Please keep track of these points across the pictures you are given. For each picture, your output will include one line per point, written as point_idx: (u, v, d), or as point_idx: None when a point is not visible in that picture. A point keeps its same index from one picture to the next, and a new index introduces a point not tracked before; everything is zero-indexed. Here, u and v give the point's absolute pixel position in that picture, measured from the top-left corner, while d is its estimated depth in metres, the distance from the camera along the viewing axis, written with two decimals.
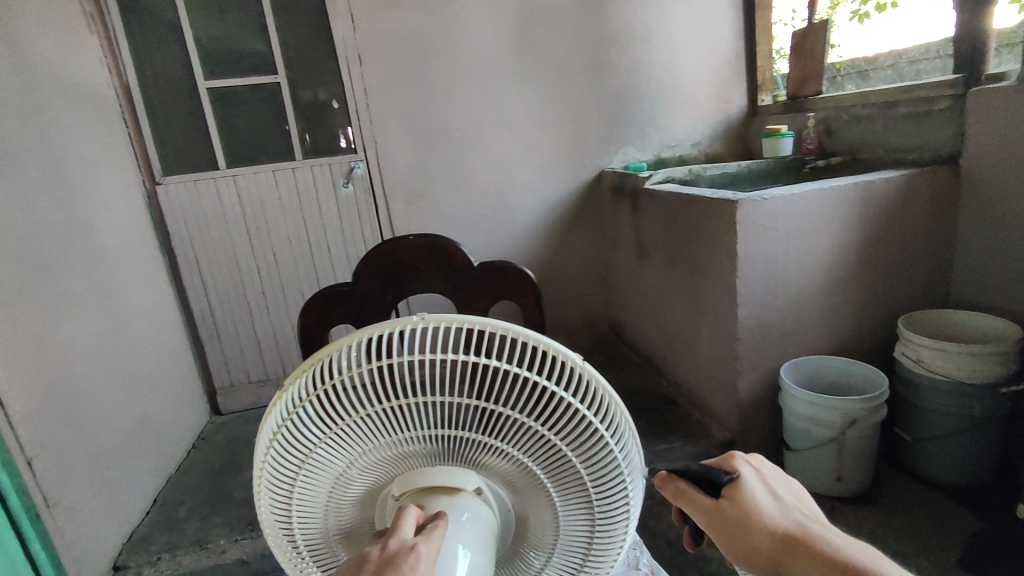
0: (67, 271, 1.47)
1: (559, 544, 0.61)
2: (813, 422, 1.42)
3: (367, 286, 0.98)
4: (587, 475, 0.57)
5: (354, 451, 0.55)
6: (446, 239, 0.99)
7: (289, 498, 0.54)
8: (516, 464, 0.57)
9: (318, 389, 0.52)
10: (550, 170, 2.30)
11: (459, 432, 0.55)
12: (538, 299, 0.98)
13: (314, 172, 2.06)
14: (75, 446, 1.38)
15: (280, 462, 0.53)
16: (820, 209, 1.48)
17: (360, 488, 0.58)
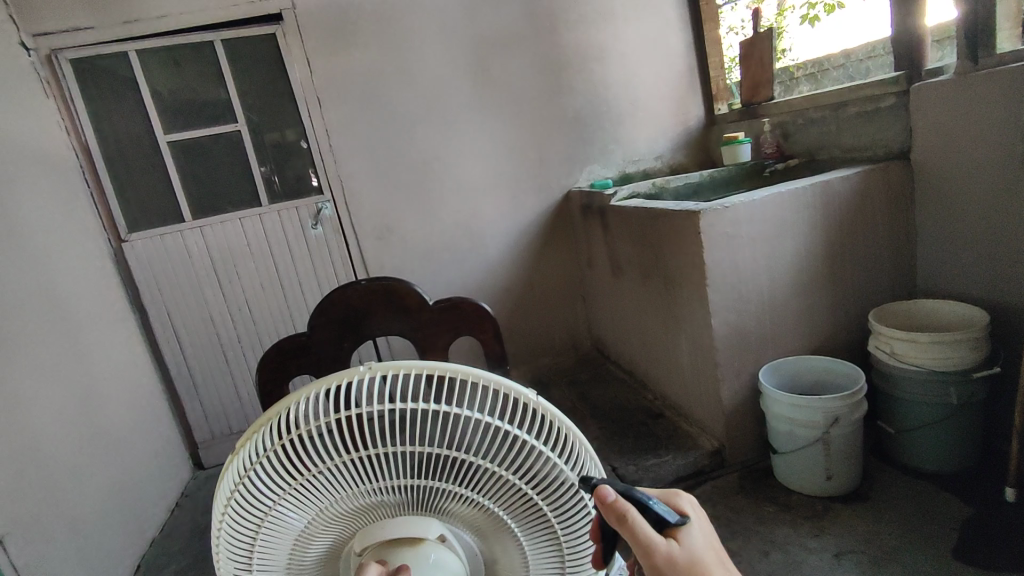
0: (34, 337, 1.44)
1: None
2: (798, 424, 1.42)
3: (323, 336, 0.97)
4: (549, 510, 0.57)
5: (314, 509, 0.54)
6: (398, 280, 0.98)
7: (250, 560, 0.52)
8: (479, 508, 0.56)
9: (273, 446, 0.52)
10: (518, 194, 2.31)
11: (419, 480, 0.54)
12: (496, 331, 0.98)
13: (281, 216, 2.05)
14: (51, 518, 1.34)
15: (235, 525, 0.52)
16: (781, 212, 1.51)
17: (321, 546, 0.56)
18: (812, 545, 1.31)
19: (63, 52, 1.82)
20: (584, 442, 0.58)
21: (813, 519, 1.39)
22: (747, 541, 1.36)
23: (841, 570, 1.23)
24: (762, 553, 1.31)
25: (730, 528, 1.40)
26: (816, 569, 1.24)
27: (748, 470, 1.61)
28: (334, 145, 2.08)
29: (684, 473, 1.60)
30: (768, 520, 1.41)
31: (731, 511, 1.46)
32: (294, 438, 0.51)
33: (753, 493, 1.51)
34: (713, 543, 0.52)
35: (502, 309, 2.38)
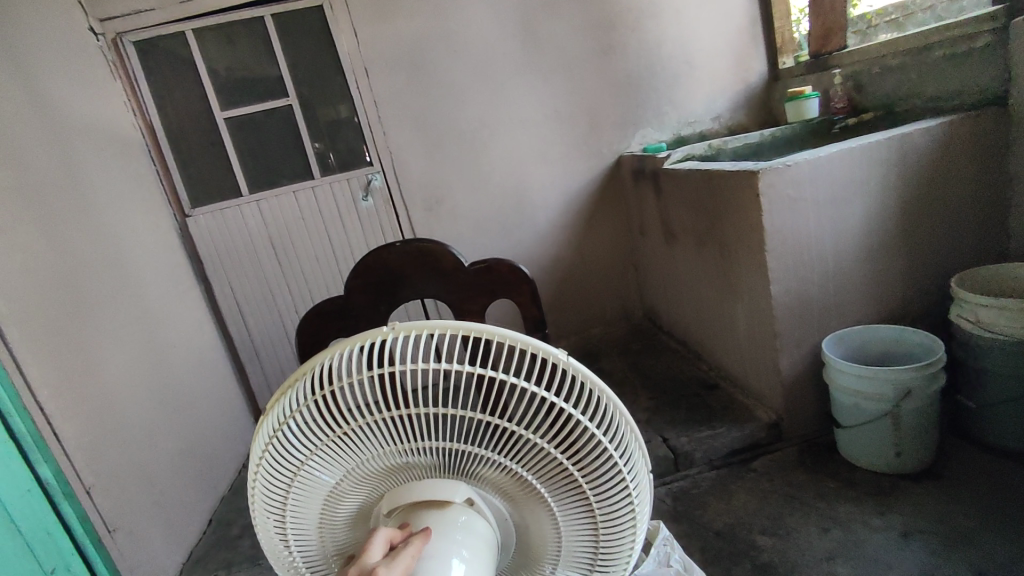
0: (108, 307, 1.53)
1: (564, 554, 0.57)
2: (863, 396, 1.34)
3: (358, 300, 0.98)
4: (583, 479, 0.53)
5: (343, 467, 0.54)
6: (432, 241, 0.97)
7: (283, 514, 0.54)
8: (508, 473, 0.54)
9: (303, 403, 0.51)
10: (568, 160, 2.26)
11: (445, 443, 0.52)
12: (534, 294, 0.96)
13: (333, 188, 2.09)
14: (129, 474, 1.44)
15: (270, 477, 0.53)
16: (850, 170, 1.39)
17: (354, 503, 0.57)
18: (876, 524, 1.24)
19: (126, 35, 1.89)
20: (625, 411, 0.53)
21: (879, 497, 1.31)
22: (805, 517, 1.30)
23: (909, 551, 1.16)
24: (822, 530, 1.25)
25: (788, 504, 1.35)
26: (880, 549, 1.18)
27: (808, 444, 1.53)
28: (382, 116, 2.08)
29: (739, 446, 1.54)
30: (829, 497, 1.34)
31: (789, 486, 1.40)
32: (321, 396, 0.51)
33: (814, 468, 1.44)
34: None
35: (552, 278, 2.35)
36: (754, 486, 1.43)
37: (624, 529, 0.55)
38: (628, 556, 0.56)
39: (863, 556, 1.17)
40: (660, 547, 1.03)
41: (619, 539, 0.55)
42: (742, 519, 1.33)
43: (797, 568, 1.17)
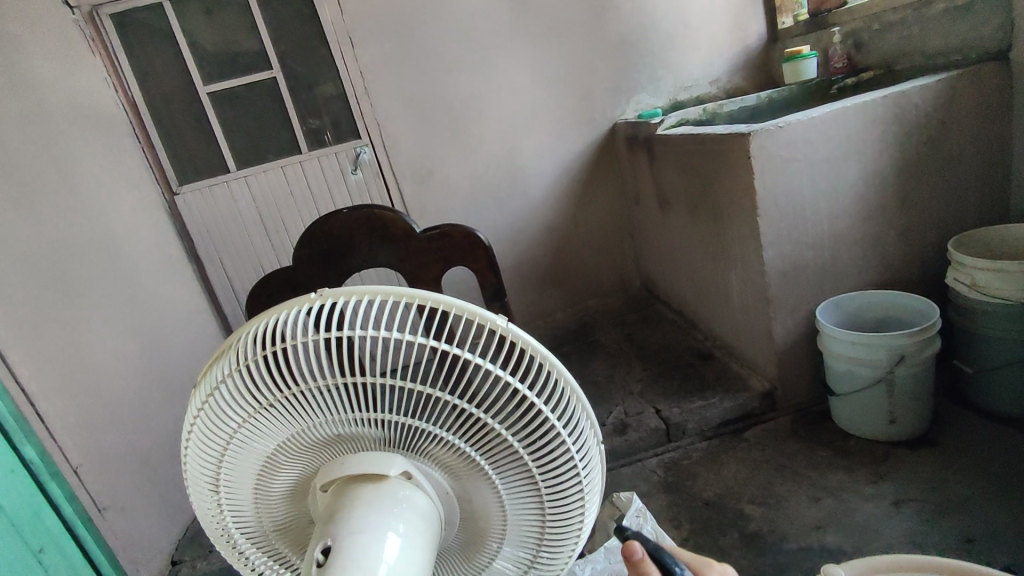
0: (95, 287, 1.52)
1: (512, 531, 0.55)
2: (856, 364, 1.30)
3: (308, 269, 0.96)
4: (526, 453, 0.50)
5: (275, 439, 0.52)
6: (381, 207, 0.94)
7: (216, 482, 0.52)
8: (447, 446, 0.50)
9: (229, 371, 0.49)
10: (562, 129, 2.20)
11: (377, 415, 0.49)
12: (490, 258, 0.93)
13: (321, 163, 2.05)
14: (121, 452, 1.44)
15: (201, 445, 0.51)
16: (846, 130, 1.34)
17: (292, 473, 0.54)
18: (868, 492, 1.22)
19: (102, 8, 1.83)
20: (574, 383, 0.49)
21: (872, 466, 1.29)
22: (796, 487, 1.28)
23: (899, 519, 1.14)
24: (812, 500, 1.23)
25: (779, 473, 1.33)
26: (870, 517, 1.16)
27: (802, 413, 1.51)
28: (369, 87, 2.04)
29: (733, 416, 1.52)
30: (821, 465, 1.32)
31: (781, 455, 1.38)
32: (247, 363, 0.48)
33: (807, 437, 1.42)
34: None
35: (547, 250, 2.31)
36: (746, 456, 1.41)
37: (573, 503, 0.52)
38: (578, 533, 0.53)
39: (853, 524, 1.15)
40: (632, 519, 1.01)
41: (568, 514, 0.53)
42: (732, 489, 1.32)
43: (786, 537, 1.16)
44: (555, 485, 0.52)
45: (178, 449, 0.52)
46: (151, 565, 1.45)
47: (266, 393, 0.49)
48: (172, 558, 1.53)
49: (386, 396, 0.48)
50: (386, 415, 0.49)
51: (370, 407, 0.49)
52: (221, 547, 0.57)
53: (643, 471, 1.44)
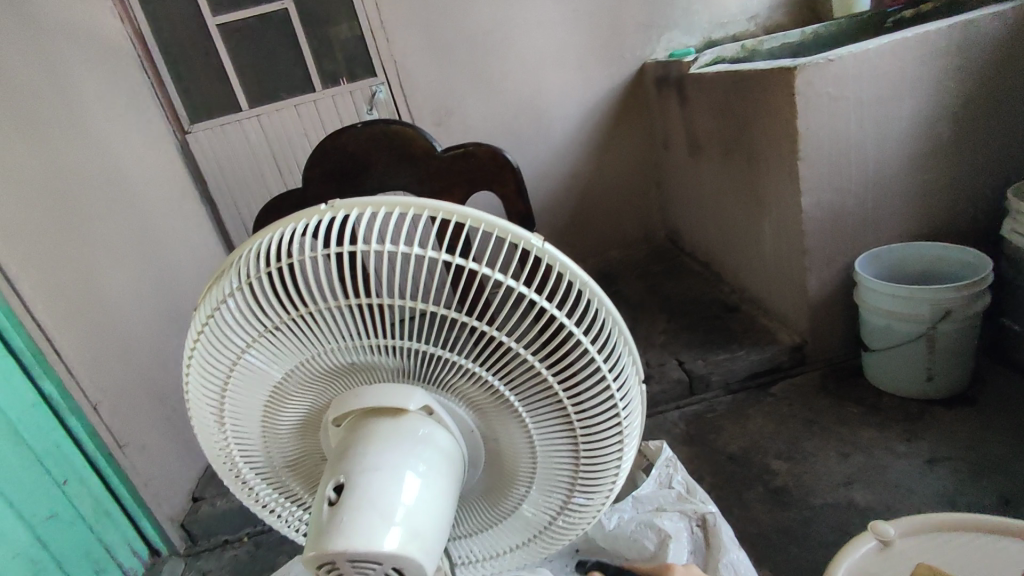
0: (107, 225, 1.49)
1: (540, 474, 0.51)
2: (896, 318, 1.24)
3: (322, 189, 0.93)
4: (559, 388, 0.45)
5: (283, 367, 0.48)
6: (400, 122, 0.89)
7: (220, 409, 0.49)
8: (471, 380, 0.46)
9: (234, 289, 0.45)
10: (588, 70, 2.08)
11: (393, 342, 0.45)
12: (518, 183, 0.86)
13: (335, 102, 1.96)
14: (138, 391, 1.44)
15: (205, 371, 0.48)
16: (902, 65, 1.23)
17: (302, 405, 0.51)
18: (901, 450, 1.17)
19: None
20: (615, 310, 0.44)
21: (906, 423, 1.24)
22: (824, 442, 1.24)
23: (934, 477, 1.09)
24: (841, 456, 1.19)
25: (806, 428, 1.29)
26: (903, 475, 1.12)
27: (832, 369, 1.45)
28: (385, 20, 1.93)
29: (759, 370, 1.47)
30: (851, 422, 1.28)
31: (809, 410, 1.34)
32: (254, 280, 0.44)
33: (838, 393, 1.37)
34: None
35: (569, 198, 2.22)
36: (772, 411, 1.37)
37: (609, 444, 0.48)
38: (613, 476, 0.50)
39: (885, 481, 1.11)
40: (662, 467, 0.98)
41: (603, 456, 0.49)
42: (757, 443, 1.28)
43: (813, 493, 1.12)
44: (590, 424, 0.47)
45: (181, 373, 0.49)
46: (173, 501, 1.46)
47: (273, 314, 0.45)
48: (193, 495, 1.53)
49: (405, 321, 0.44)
50: (405, 342, 0.44)
51: (388, 333, 0.44)
52: (228, 479, 0.55)
53: (664, 423, 1.41)
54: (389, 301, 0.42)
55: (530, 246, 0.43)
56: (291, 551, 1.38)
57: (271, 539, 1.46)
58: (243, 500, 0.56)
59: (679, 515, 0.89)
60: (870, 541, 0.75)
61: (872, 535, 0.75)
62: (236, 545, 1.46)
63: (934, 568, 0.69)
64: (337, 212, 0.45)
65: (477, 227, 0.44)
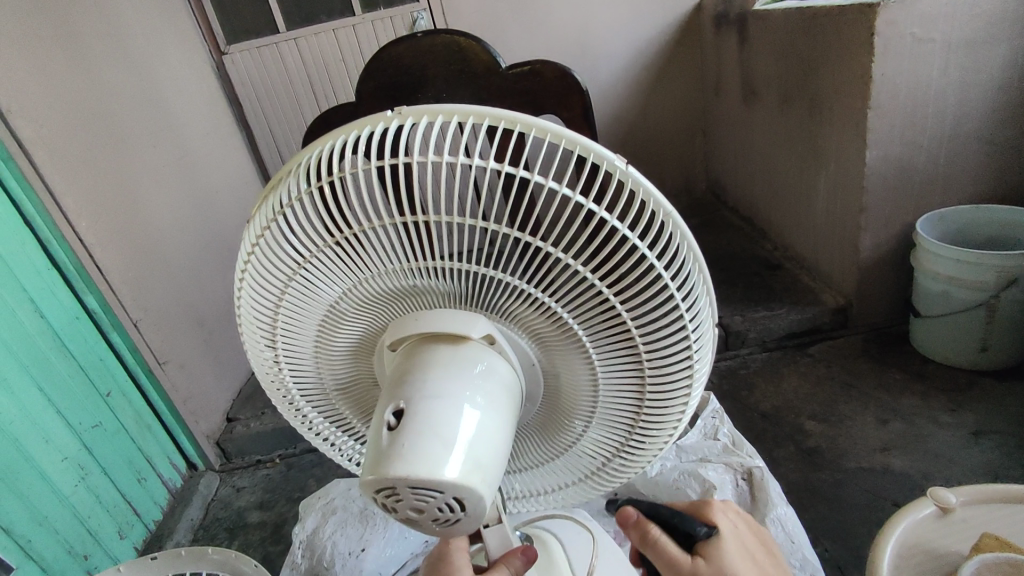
0: (145, 145, 1.48)
1: (600, 415, 0.49)
2: (956, 284, 1.17)
3: (376, 107, 0.90)
4: (631, 322, 0.43)
5: (339, 288, 0.46)
6: (464, 33, 0.83)
7: (274, 328, 0.48)
8: (536, 309, 0.44)
9: (290, 201, 0.43)
10: (642, 3, 1.95)
11: (457, 265, 0.43)
12: (585, 111, 0.83)
13: (375, 28, 1.89)
14: (177, 313, 1.47)
15: (258, 287, 0.47)
16: (996, 7, 1.12)
17: (357, 329, 0.49)
18: (945, 420, 1.14)
19: None
20: (693, 241, 0.42)
21: (951, 393, 1.19)
22: (863, 406, 1.21)
23: (978, 450, 1.06)
24: (879, 422, 1.16)
25: (845, 392, 1.25)
26: (944, 445, 1.08)
27: (876, 333, 1.40)
28: None
29: (799, 329, 1.43)
30: (893, 388, 1.24)
31: (848, 373, 1.30)
32: (312, 191, 0.42)
33: (881, 358, 1.33)
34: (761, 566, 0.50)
35: (609, 142, 2.14)
36: (809, 371, 1.33)
37: (677, 385, 0.46)
38: (676, 420, 0.48)
39: (924, 450, 1.08)
40: (708, 419, 0.98)
41: (669, 397, 0.47)
42: (792, 403, 1.25)
43: (847, 456, 1.10)
44: (658, 362, 0.46)
45: (234, 288, 0.47)
46: (210, 420, 1.51)
47: (331, 230, 0.42)
48: (228, 415, 1.57)
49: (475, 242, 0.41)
50: (472, 265, 0.42)
51: (454, 254, 0.42)
52: (278, 401, 0.54)
53: None
54: (459, 220, 0.40)
55: (612, 169, 0.40)
56: (321, 475, 1.42)
57: (301, 461, 1.50)
58: (293, 422, 0.56)
59: (724, 467, 0.89)
60: (930, 506, 0.74)
61: (932, 502, 0.74)
62: (268, 465, 1.50)
63: (1001, 539, 0.68)
64: (403, 120, 0.42)
65: (555, 143, 0.41)
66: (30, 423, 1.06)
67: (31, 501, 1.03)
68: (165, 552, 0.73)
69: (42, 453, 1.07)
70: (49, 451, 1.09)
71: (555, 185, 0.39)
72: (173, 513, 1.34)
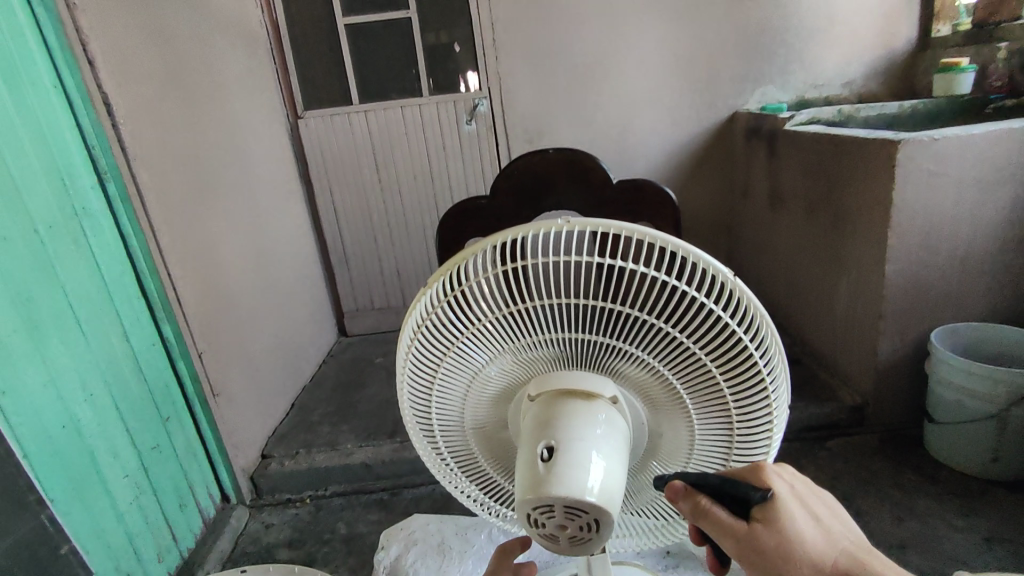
0: (228, 193, 1.63)
1: (691, 466, 0.59)
2: (967, 394, 1.27)
3: (503, 202, 0.96)
4: (730, 393, 0.54)
5: (494, 350, 0.57)
6: (583, 153, 0.93)
7: (434, 378, 0.60)
8: (654, 375, 0.54)
9: (466, 283, 0.55)
10: (679, 111, 2.16)
11: (596, 338, 0.54)
12: (676, 224, 0.95)
13: (439, 109, 2.10)
14: (235, 350, 1.58)
15: (429, 344, 0.58)
16: (1002, 154, 1.28)
17: (500, 384, 0.60)
18: (957, 523, 1.20)
19: None
20: (777, 338, 0.52)
21: (963, 499, 1.26)
22: (878, 503, 1.27)
23: (990, 555, 1.12)
24: (894, 519, 1.23)
25: (861, 487, 1.32)
26: (956, 547, 1.14)
27: (891, 434, 1.48)
28: (496, 39, 2.04)
29: (817, 423, 1.51)
30: (907, 489, 1.31)
31: (864, 470, 1.37)
32: (487, 277, 0.53)
33: (896, 458, 1.40)
34: (814, 521, 0.53)
35: None
36: (826, 464, 1.41)
37: (759, 448, 0.57)
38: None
39: (937, 550, 1.14)
40: None
41: (751, 457, 0.57)
42: None
43: None
44: (747, 426, 0.56)
45: (406, 346, 0.59)
46: (248, 455, 1.57)
47: (504, 305, 0.54)
48: (263, 451, 1.64)
49: (616, 324, 0.52)
50: (609, 339, 0.53)
51: (595, 331, 0.53)
52: (421, 439, 0.65)
53: None
54: (607, 306, 0.51)
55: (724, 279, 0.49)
56: (350, 520, 1.47)
57: (331, 504, 1.55)
58: (429, 459, 0.66)
59: None
60: None
61: None
62: (298, 505, 1.56)
63: None
64: (570, 228, 0.53)
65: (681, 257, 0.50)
66: (104, 439, 1.14)
67: (95, 514, 1.09)
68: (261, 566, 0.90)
69: (110, 469, 1.15)
70: (115, 467, 1.16)
71: (690, 290, 0.50)
72: (206, 542, 1.38)
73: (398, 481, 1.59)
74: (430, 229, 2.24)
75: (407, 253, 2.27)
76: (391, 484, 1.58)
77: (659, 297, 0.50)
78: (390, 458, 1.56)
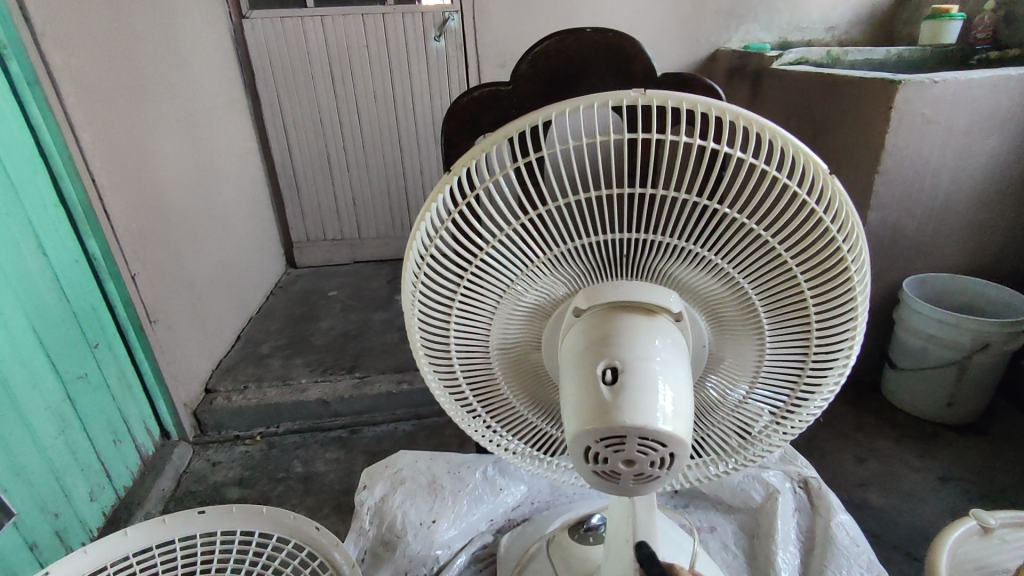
0: (160, 94, 1.42)
1: (758, 386, 0.54)
2: (933, 341, 1.29)
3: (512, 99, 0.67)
4: (810, 306, 0.48)
5: (535, 254, 0.48)
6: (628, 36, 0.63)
7: (460, 287, 0.50)
8: (724, 283, 0.48)
9: (511, 166, 0.44)
10: (660, 45, 2.05)
11: (665, 238, 0.46)
12: None
13: (404, 20, 1.90)
14: (174, 273, 1.41)
15: (457, 244, 0.48)
16: (993, 102, 1.26)
17: (536, 296, 0.51)
18: (914, 463, 1.24)
19: None
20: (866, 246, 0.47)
21: (919, 440, 1.31)
22: (842, 444, 1.30)
23: (945, 492, 1.16)
24: (858, 459, 1.26)
25: (825, 429, 1.35)
26: (915, 486, 1.18)
27: (852, 380, 1.52)
28: None
29: None
30: (868, 431, 1.34)
31: (828, 414, 1.40)
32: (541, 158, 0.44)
33: (857, 403, 1.44)
34: None
35: None
36: None
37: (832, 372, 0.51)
38: (828, 394, 0.53)
39: (897, 488, 1.18)
40: None
41: (825, 377, 0.52)
42: None
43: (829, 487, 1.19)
44: (826, 343, 0.50)
45: (428, 244, 0.49)
46: (190, 387, 1.44)
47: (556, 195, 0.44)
48: (206, 386, 1.50)
49: (692, 221, 0.45)
50: (680, 240, 0.46)
51: (664, 229, 0.46)
52: (433, 363, 0.55)
53: None
54: (686, 198, 0.43)
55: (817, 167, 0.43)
56: (305, 458, 1.38)
57: (283, 442, 1.45)
58: (442, 387, 0.57)
59: (783, 475, 0.99)
60: (972, 523, 0.74)
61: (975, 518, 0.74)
62: (247, 442, 1.44)
63: None
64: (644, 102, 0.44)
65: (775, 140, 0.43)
66: (20, 365, 0.98)
67: (11, 449, 0.95)
68: (215, 509, 0.79)
69: (28, 399, 1.00)
70: (34, 397, 1.01)
71: (783, 174, 0.42)
72: (143, 481, 1.26)
73: (357, 419, 1.50)
74: (390, 156, 2.08)
75: (365, 181, 2.10)
76: (349, 422, 1.49)
77: (748, 187, 0.43)
78: (349, 395, 1.46)
